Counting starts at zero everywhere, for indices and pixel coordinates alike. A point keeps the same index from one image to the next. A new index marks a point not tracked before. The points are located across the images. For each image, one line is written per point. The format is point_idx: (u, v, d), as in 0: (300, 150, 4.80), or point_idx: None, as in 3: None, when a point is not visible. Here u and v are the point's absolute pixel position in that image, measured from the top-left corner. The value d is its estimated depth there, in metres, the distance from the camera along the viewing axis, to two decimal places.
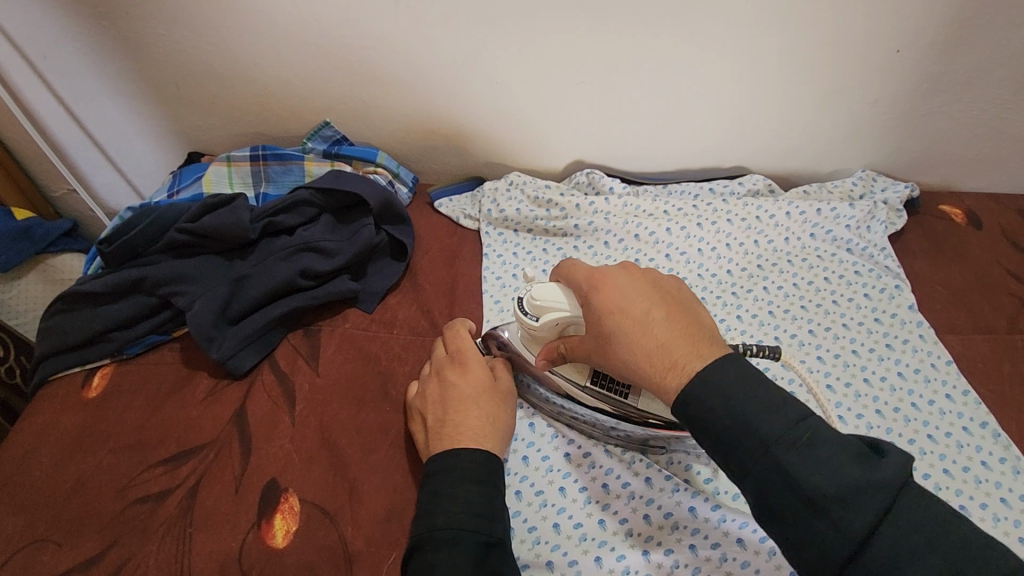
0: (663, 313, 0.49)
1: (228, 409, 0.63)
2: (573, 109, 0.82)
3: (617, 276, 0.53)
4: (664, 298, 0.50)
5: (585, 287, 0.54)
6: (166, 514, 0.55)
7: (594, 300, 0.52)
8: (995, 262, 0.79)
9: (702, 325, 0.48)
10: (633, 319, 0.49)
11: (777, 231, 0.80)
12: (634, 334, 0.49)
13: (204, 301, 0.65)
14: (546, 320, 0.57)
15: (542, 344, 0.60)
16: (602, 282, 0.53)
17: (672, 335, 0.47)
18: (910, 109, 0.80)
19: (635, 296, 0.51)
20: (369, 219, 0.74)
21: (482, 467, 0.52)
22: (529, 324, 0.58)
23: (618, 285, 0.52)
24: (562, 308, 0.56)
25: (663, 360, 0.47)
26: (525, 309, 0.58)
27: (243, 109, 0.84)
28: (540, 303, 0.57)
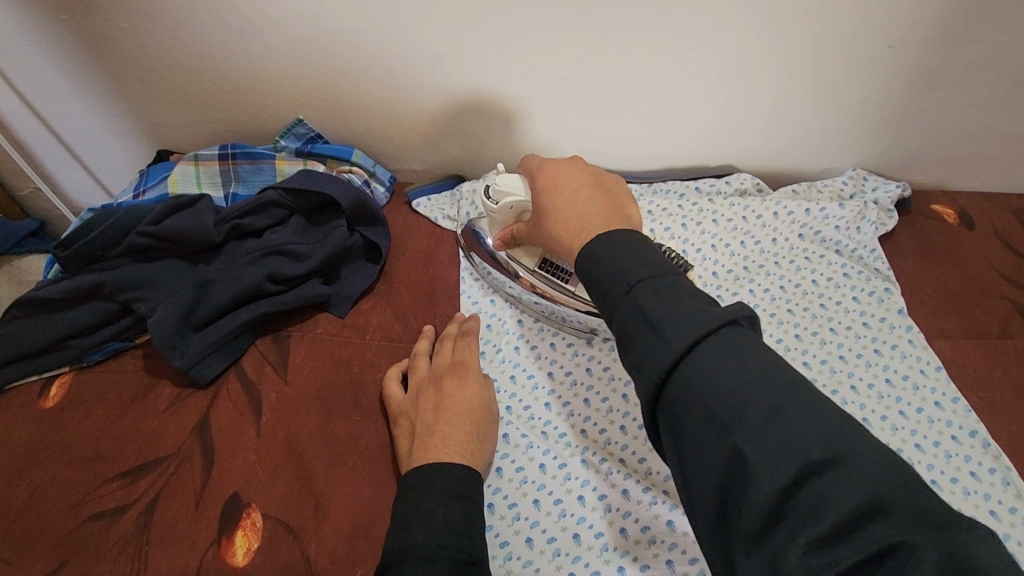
0: (589, 194, 0.55)
1: (190, 419, 0.61)
2: (555, 105, 0.79)
3: (563, 162, 0.60)
4: (596, 185, 0.57)
5: (535, 169, 0.62)
6: (121, 531, 0.53)
7: (539, 179, 0.59)
8: (987, 264, 0.76)
9: (620, 208, 0.55)
10: (565, 196, 0.55)
11: (764, 232, 0.78)
12: (562, 208, 0.55)
13: (166, 308, 0.62)
14: (503, 202, 0.65)
15: (501, 227, 0.68)
16: (549, 166, 0.60)
17: (592, 209, 0.53)
18: (903, 106, 0.77)
19: (572, 180, 0.57)
20: (342, 220, 0.71)
21: (461, 482, 0.49)
22: (490, 206, 0.66)
23: (564, 170, 0.59)
24: (517, 193, 0.64)
25: (574, 225, 0.52)
26: (489, 193, 0.66)
27: (214, 105, 0.81)
28: (501, 188, 0.65)
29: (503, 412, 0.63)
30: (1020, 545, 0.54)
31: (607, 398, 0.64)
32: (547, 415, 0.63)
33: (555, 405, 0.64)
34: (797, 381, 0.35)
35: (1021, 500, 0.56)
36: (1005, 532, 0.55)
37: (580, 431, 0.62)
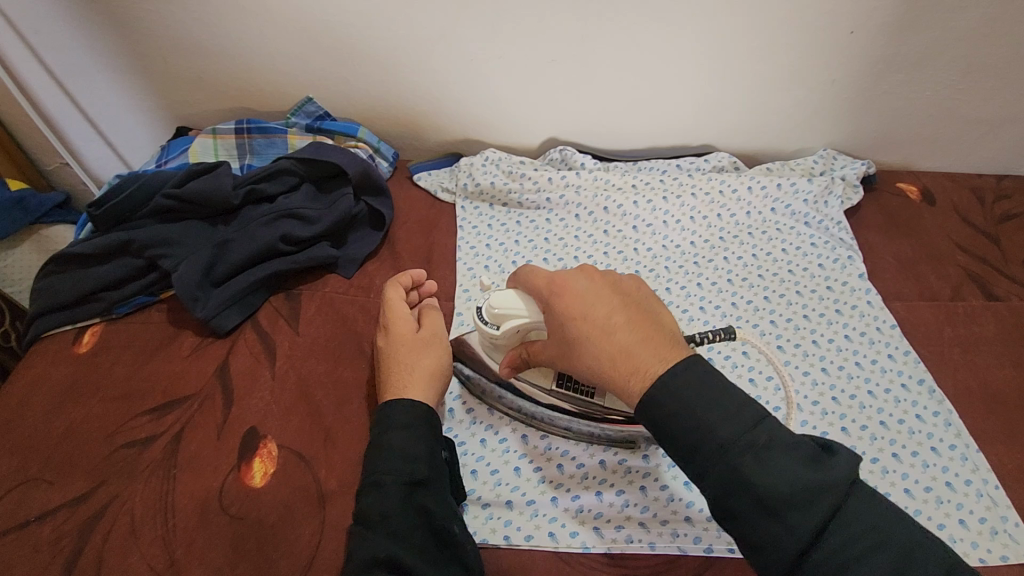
0: (623, 318, 0.50)
1: (212, 364, 0.67)
2: (546, 87, 0.85)
3: (576, 278, 0.54)
4: (628, 305, 0.51)
5: (545, 291, 0.55)
6: (151, 458, 0.59)
7: (558, 306, 0.53)
8: (944, 236, 0.83)
9: (665, 332, 0.49)
10: (598, 326, 0.50)
11: (739, 205, 0.84)
12: (596, 340, 0.49)
13: (189, 263, 0.68)
14: (506, 327, 0.58)
15: (506, 351, 0.61)
16: (564, 283, 0.54)
17: (635, 342, 0.48)
18: (868, 89, 0.84)
19: (597, 302, 0.51)
20: (349, 189, 0.77)
21: (412, 414, 0.57)
22: (489, 332, 0.60)
23: (580, 290, 0.53)
24: (522, 314, 0.57)
25: (625, 365, 0.48)
26: (486, 318, 0.60)
27: (230, 85, 0.87)
28: (500, 312, 0.58)
29: None
30: (957, 475, 0.60)
31: None
32: None
33: None
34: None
35: (961, 437, 0.62)
36: (945, 465, 0.60)
37: None
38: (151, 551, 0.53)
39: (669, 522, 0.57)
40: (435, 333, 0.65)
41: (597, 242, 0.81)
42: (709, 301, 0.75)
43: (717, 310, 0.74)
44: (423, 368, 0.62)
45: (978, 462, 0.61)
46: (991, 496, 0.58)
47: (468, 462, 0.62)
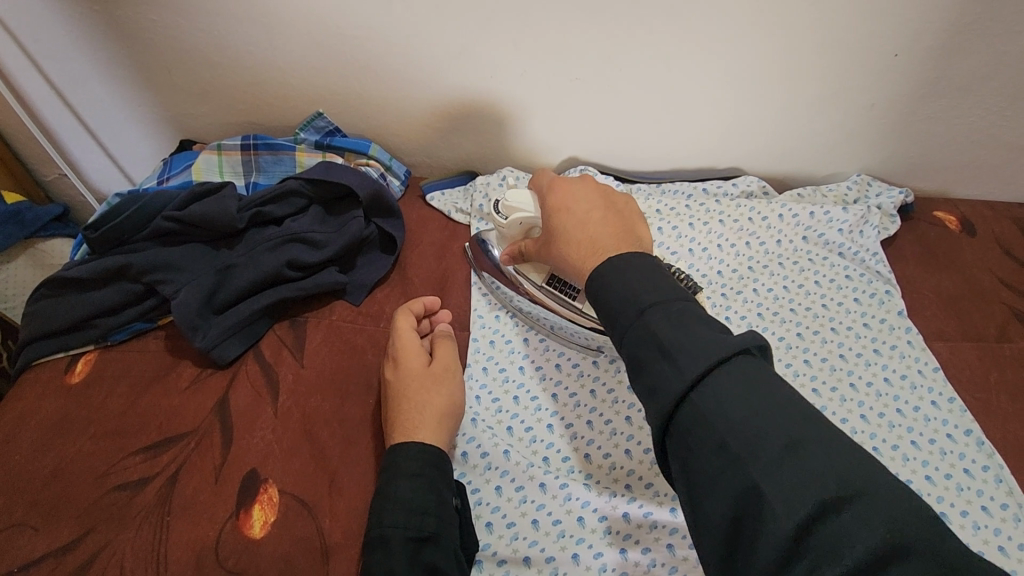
0: (601, 216, 0.55)
1: (211, 398, 0.63)
2: (567, 105, 0.81)
3: (572, 182, 0.59)
4: (608, 207, 0.56)
5: (544, 187, 0.62)
6: (144, 502, 0.55)
7: (548, 200, 0.59)
8: (987, 270, 0.78)
9: (634, 231, 0.54)
10: (577, 216, 0.55)
11: (769, 233, 0.79)
12: (572, 229, 0.55)
13: (190, 290, 0.65)
14: (513, 218, 0.65)
15: (509, 242, 0.69)
16: (559, 188, 0.60)
17: (605, 232, 0.53)
18: (907, 114, 0.79)
19: (583, 201, 0.57)
20: (359, 211, 0.73)
21: (421, 461, 0.53)
22: (498, 220, 0.67)
23: (572, 190, 0.58)
24: (526, 210, 0.64)
25: (588, 247, 0.53)
26: (500, 209, 0.66)
27: (237, 98, 0.83)
28: (511, 205, 0.65)
29: (510, 402, 0.66)
30: (1010, 540, 0.55)
31: (612, 389, 0.66)
32: (552, 407, 0.65)
33: (559, 399, 0.66)
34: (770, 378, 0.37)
35: (1013, 496, 0.58)
36: (996, 527, 0.56)
37: (586, 421, 0.64)
38: None
39: None
40: (446, 365, 0.62)
41: None
42: None
43: None
44: (433, 408, 0.58)
45: None
46: None
47: (483, 513, 0.58)
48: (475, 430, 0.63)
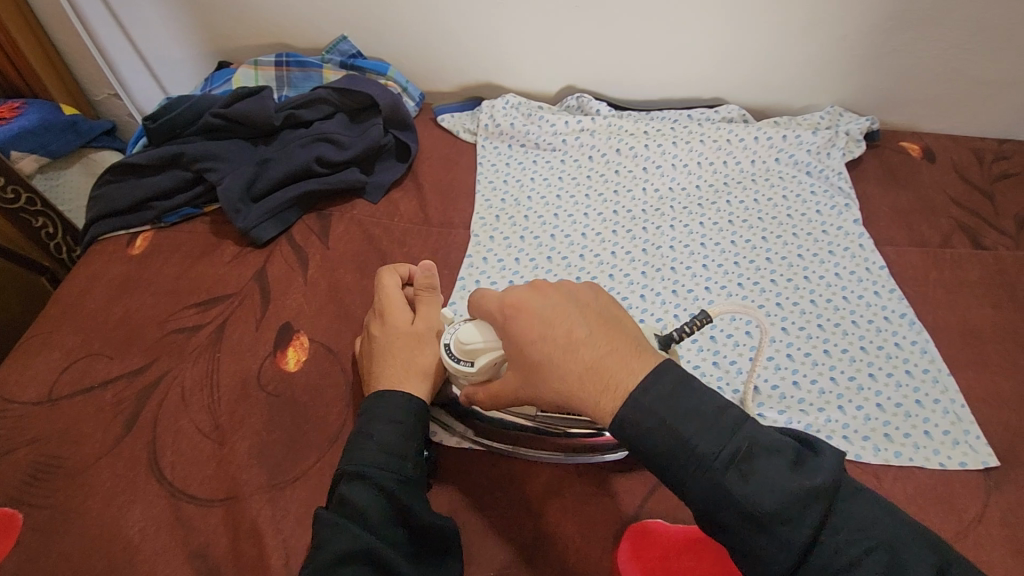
0: (585, 332, 0.45)
1: (250, 270, 0.74)
2: (567, 32, 0.89)
3: (529, 298, 0.48)
4: (586, 316, 0.46)
5: (499, 316, 0.49)
6: (198, 342, 0.66)
7: (513, 331, 0.48)
8: (941, 191, 0.86)
9: (625, 335, 0.46)
10: (558, 345, 0.45)
11: (745, 153, 0.88)
12: (562, 364, 0.45)
13: (234, 178, 0.76)
14: (479, 361, 0.54)
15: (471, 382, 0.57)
16: (513, 311, 0.48)
17: (603, 356, 0.44)
18: (875, 45, 0.87)
19: (555, 319, 0.46)
20: (379, 120, 0.84)
21: (394, 319, 0.59)
22: (462, 369, 0.55)
23: (537, 310, 0.47)
24: (490, 344, 0.54)
25: (596, 383, 0.43)
26: (455, 353, 0.55)
27: (271, 22, 0.93)
28: (471, 345, 0.54)
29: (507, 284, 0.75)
30: (926, 394, 0.65)
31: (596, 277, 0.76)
32: None
33: None
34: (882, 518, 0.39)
35: (934, 363, 0.67)
36: (916, 385, 0.66)
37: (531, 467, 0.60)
38: (199, 416, 0.61)
39: None
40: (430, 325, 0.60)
41: (608, 180, 0.86)
42: (710, 238, 0.80)
43: (717, 247, 0.79)
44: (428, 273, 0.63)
45: (948, 384, 0.66)
46: (956, 412, 0.64)
47: None
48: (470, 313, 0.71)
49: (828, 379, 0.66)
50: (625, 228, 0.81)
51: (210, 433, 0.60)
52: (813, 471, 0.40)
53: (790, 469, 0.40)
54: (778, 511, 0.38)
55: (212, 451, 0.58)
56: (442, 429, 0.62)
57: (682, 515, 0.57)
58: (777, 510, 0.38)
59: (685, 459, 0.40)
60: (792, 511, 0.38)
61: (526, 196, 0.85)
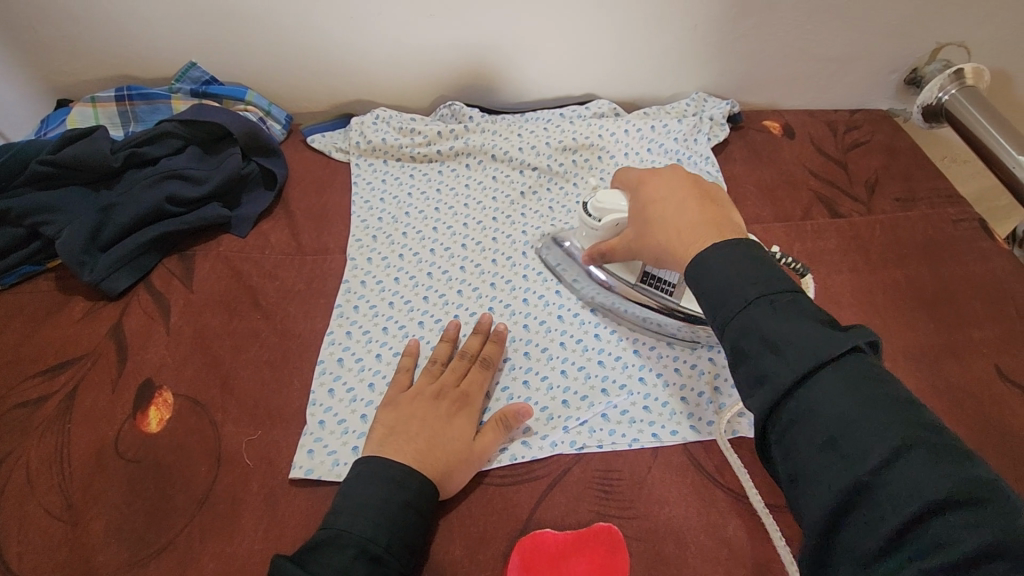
0: (698, 205, 0.55)
1: (104, 326, 0.68)
2: (427, 41, 0.88)
3: (661, 174, 0.61)
4: (702, 199, 0.57)
5: (635, 183, 0.63)
6: (43, 415, 0.61)
7: (641, 192, 0.60)
8: (800, 165, 0.91)
9: (733, 221, 0.55)
10: (673, 206, 0.56)
11: (618, 146, 0.89)
12: (670, 215, 0.56)
13: (73, 229, 0.70)
14: (606, 219, 0.66)
15: (594, 242, 0.69)
16: (653, 176, 0.61)
17: (703, 218, 0.54)
18: (725, 33, 0.90)
19: (674, 191, 0.58)
20: (236, 149, 0.80)
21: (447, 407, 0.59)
22: (591, 222, 0.67)
23: (665, 180, 0.60)
24: (618, 210, 0.65)
25: (687, 235, 0.53)
26: (590, 211, 0.67)
27: (108, 53, 0.87)
28: (602, 205, 0.66)
29: (387, 309, 0.72)
30: None
31: (477, 288, 0.75)
32: (424, 307, 0.73)
33: (431, 301, 0.73)
34: (887, 378, 0.39)
35: None
36: None
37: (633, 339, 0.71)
38: (48, 497, 0.56)
39: (546, 435, 0.63)
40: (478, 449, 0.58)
41: (487, 188, 0.86)
42: None
43: None
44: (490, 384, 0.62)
45: None
46: None
47: (358, 408, 0.63)
48: (348, 341, 0.69)
49: (709, 362, 0.68)
50: (505, 235, 0.80)
51: (62, 513, 0.55)
52: (845, 334, 0.41)
53: (824, 323, 0.42)
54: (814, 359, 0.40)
55: (64, 534, 0.54)
56: (320, 472, 0.58)
57: (570, 521, 0.57)
58: (805, 346, 0.40)
59: (734, 303, 0.45)
60: (807, 342, 0.41)
61: (403, 213, 0.82)
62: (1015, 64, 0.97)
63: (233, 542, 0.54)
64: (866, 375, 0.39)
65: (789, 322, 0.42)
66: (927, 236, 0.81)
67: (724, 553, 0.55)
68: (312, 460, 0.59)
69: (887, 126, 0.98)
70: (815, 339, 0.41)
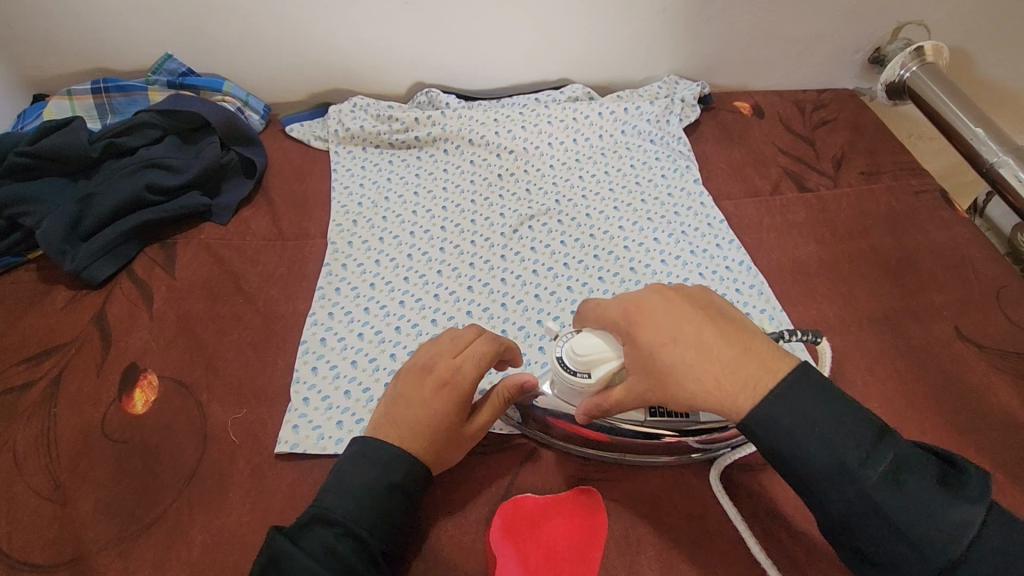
0: (716, 333, 0.48)
1: (87, 313, 0.69)
2: (402, 28, 0.89)
3: (654, 303, 0.50)
4: (714, 317, 0.49)
5: (624, 322, 0.51)
6: (29, 401, 0.62)
7: (637, 334, 0.50)
8: (770, 143, 0.94)
9: (760, 341, 0.48)
10: (690, 344, 0.47)
11: (592, 129, 0.92)
12: (696, 362, 0.47)
13: (54, 218, 0.70)
14: (598, 373, 0.52)
15: (581, 399, 0.55)
16: (643, 313, 0.50)
17: (736, 356, 0.46)
18: (693, 16, 0.93)
19: (677, 326, 0.48)
20: (214, 138, 0.81)
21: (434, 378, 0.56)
22: (578, 381, 0.52)
23: (658, 311, 0.50)
24: (609, 356, 0.51)
25: (733, 381, 0.45)
26: (568, 363, 0.53)
27: (83, 46, 0.87)
28: (586, 358, 0.52)
29: (368, 289, 0.74)
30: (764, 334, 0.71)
31: (456, 268, 0.76)
32: (404, 287, 0.74)
33: (412, 281, 0.75)
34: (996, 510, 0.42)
35: (770, 302, 0.73)
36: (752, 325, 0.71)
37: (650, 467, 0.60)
38: (36, 479, 0.57)
39: None
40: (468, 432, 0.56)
41: (464, 171, 0.87)
42: (566, 215, 0.83)
43: (573, 222, 0.82)
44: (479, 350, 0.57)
45: (781, 319, 0.72)
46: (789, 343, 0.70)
47: (341, 385, 0.65)
48: (331, 321, 0.70)
49: None
50: (483, 216, 0.82)
51: (51, 494, 0.56)
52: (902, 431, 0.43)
53: (940, 482, 0.42)
54: (921, 510, 0.41)
55: (54, 513, 0.55)
56: (305, 447, 0.59)
57: (549, 484, 0.59)
58: (916, 511, 0.41)
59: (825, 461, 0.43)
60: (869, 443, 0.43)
61: (383, 198, 0.84)
62: (972, 41, 1.00)
63: (220, 514, 0.55)
64: (963, 496, 0.42)
65: (898, 492, 0.42)
66: (891, 208, 0.84)
67: (697, 509, 0.57)
68: (298, 435, 0.60)
69: (853, 105, 1.01)
70: (914, 476, 0.42)
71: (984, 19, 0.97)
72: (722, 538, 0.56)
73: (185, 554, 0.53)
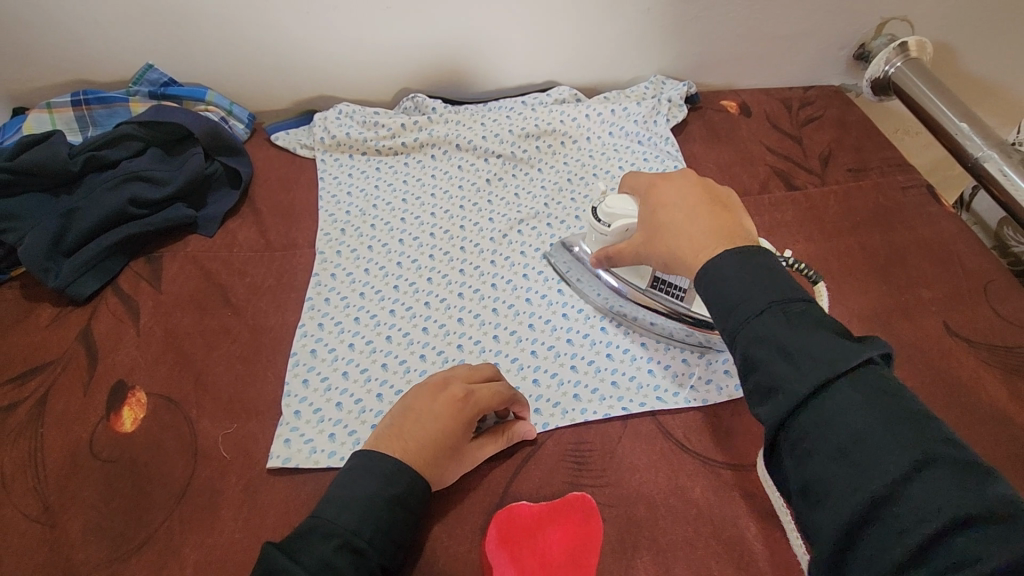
0: (709, 210, 0.55)
1: (72, 330, 0.68)
2: (385, 33, 0.88)
3: (675, 176, 0.59)
4: (714, 204, 0.56)
5: (645, 188, 0.61)
6: (15, 422, 0.61)
7: (650, 196, 0.59)
8: (757, 141, 0.94)
9: (745, 230, 0.54)
10: (684, 213, 0.55)
11: (580, 132, 0.91)
12: (681, 224, 0.55)
13: (35, 234, 0.69)
14: (615, 226, 0.63)
15: (600, 247, 0.67)
16: (663, 182, 0.60)
17: (715, 227, 0.53)
18: (677, 16, 0.93)
19: (687, 195, 0.57)
20: (198, 149, 0.80)
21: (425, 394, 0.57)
22: (599, 229, 0.65)
23: (675, 184, 0.58)
24: (627, 215, 0.63)
25: (697, 243, 0.53)
26: (598, 215, 0.65)
27: (61, 58, 0.86)
28: (610, 210, 0.63)
29: (357, 299, 0.73)
30: None
31: (446, 275, 0.76)
32: (394, 296, 0.74)
33: (401, 290, 0.74)
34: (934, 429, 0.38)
35: None
36: None
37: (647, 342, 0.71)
38: (24, 501, 0.56)
39: None
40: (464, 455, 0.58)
41: (453, 177, 0.87)
42: (555, 219, 0.82)
43: (562, 227, 0.81)
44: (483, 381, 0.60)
45: None
46: None
47: (333, 397, 0.64)
48: (321, 333, 0.69)
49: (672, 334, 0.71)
50: (472, 222, 0.82)
51: (39, 515, 0.55)
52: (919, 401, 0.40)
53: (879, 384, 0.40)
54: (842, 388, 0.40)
55: (43, 535, 0.54)
56: (298, 461, 0.59)
57: (545, 492, 0.59)
58: (829, 383, 0.40)
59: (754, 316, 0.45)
60: (848, 385, 0.40)
61: (371, 205, 0.83)
62: (956, 36, 1.01)
63: (212, 533, 0.54)
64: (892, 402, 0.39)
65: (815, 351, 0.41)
66: (877, 203, 0.85)
67: (692, 513, 0.57)
68: (290, 449, 0.60)
69: (838, 101, 1.02)
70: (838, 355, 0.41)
71: (967, 12, 0.98)
72: (719, 542, 0.56)
73: (177, 574, 0.52)
